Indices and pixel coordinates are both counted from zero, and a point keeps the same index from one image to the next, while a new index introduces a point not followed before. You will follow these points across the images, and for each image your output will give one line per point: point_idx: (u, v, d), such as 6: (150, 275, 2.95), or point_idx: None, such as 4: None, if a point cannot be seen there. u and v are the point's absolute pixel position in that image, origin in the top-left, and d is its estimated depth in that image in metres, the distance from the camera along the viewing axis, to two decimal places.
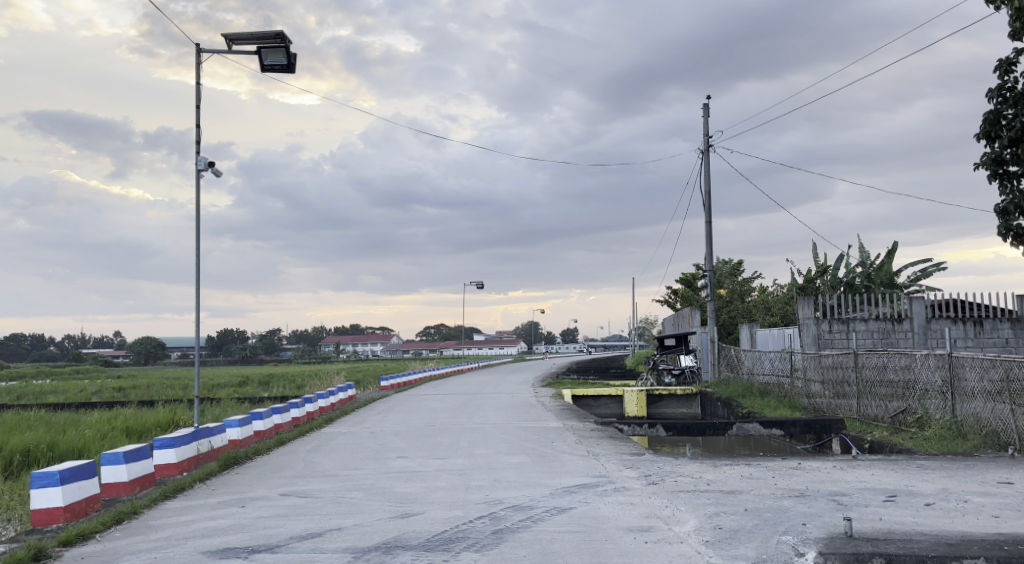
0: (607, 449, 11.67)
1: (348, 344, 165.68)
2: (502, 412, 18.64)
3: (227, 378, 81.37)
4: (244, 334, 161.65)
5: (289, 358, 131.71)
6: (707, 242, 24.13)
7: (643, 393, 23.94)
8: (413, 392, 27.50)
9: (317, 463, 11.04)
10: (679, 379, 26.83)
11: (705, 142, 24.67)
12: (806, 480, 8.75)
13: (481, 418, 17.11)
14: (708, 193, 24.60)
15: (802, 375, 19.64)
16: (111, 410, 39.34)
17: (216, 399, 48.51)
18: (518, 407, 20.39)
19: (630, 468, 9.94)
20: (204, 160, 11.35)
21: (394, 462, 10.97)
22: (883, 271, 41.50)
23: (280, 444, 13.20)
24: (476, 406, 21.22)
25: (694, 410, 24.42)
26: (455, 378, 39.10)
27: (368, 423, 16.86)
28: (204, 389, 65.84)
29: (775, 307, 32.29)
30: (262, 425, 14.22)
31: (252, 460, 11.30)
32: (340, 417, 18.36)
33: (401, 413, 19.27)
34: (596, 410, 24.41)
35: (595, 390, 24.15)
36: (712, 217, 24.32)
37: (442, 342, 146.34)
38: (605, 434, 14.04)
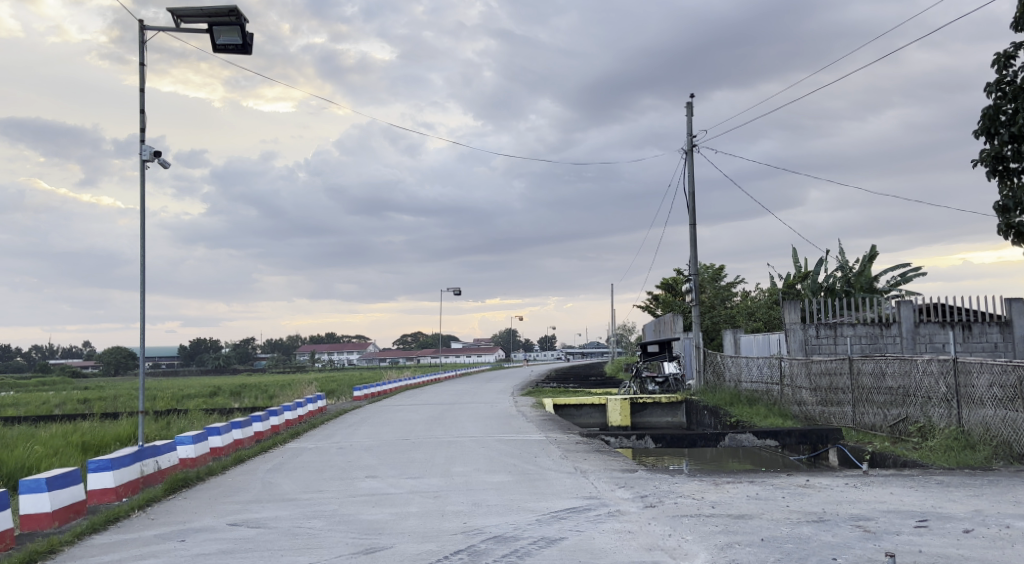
0: (596, 466, 10.70)
1: (323, 352, 163.71)
2: (480, 424, 17.67)
3: (198, 387, 79.62)
4: (217, 343, 159.11)
5: (263, 367, 129.85)
6: (691, 245, 23.30)
7: (627, 401, 23.17)
8: (388, 403, 26.42)
9: (276, 486, 9.99)
10: (663, 386, 25.96)
11: (689, 142, 23.90)
12: (821, 501, 7.85)
13: (459, 431, 16.11)
14: (692, 194, 23.80)
15: (792, 382, 18.84)
16: (73, 424, 37.83)
17: (185, 411, 46.99)
18: (497, 418, 19.43)
19: (624, 488, 8.99)
20: (151, 149, 10.34)
21: (362, 483, 9.94)
22: (864, 276, 41.10)
23: (238, 463, 12.14)
24: (453, 417, 20.23)
25: (679, 419, 23.58)
26: (432, 387, 38.05)
27: (337, 437, 15.82)
28: (175, 399, 64.22)
29: (759, 312, 31.62)
30: (220, 442, 13.16)
31: (204, 482, 10.27)
32: (308, 430, 17.28)
33: (373, 426, 18.22)
34: (578, 420, 23.50)
35: (578, 399, 23.23)
36: (696, 219, 23.52)
37: (419, 350, 144.98)
38: (592, 448, 13.09)
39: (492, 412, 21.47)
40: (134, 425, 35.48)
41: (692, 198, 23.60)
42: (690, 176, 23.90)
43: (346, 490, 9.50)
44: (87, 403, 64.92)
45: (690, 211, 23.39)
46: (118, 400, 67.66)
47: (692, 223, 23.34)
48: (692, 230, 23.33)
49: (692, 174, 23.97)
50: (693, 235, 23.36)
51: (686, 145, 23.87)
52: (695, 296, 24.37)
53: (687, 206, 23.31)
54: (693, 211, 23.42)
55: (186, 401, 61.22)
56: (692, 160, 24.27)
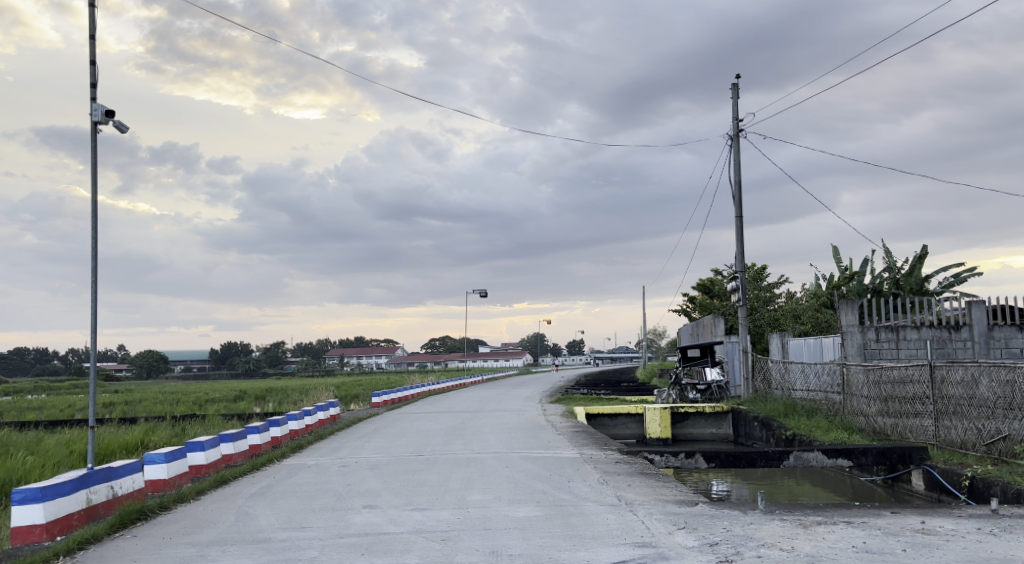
0: (645, 496, 8.72)
1: (351, 356, 162.84)
2: (505, 436, 15.76)
3: (224, 391, 78.61)
4: (246, 346, 158.81)
5: (291, 371, 129.06)
6: (738, 239, 21.28)
7: (667, 411, 21.04)
8: (407, 410, 24.58)
9: (251, 520, 8.12)
10: (705, 395, 23.96)
11: (735, 127, 21.79)
12: (960, 557, 5.83)
13: (482, 445, 14.20)
14: (739, 183, 21.65)
15: (858, 391, 16.64)
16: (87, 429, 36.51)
17: (203, 416, 45.62)
18: (525, 429, 17.49)
19: (684, 531, 7.03)
20: (103, 109, 8.42)
21: (356, 517, 8.07)
22: (914, 278, 38.53)
23: (220, 486, 10.34)
24: (475, 428, 18.32)
25: (725, 430, 21.50)
26: (457, 393, 36.19)
27: (343, 452, 13.99)
28: (199, 403, 63.07)
29: (806, 315, 29.49)
30: (205, 458, 11.40)
31: (167, 512, 8.50)
32: (312, 443, 15.47)
33: (386, 437, 16.41)
34: (613, 431, 21.55)
35: (613, 408, 21.26)
36: (742, 211, 21.52)
37: (447, 355, 143.39)
38: (635, 470, 11.11)
39: (517, 422, 19.53)
40: (147, 432, 34.01)
41: (739, 189, 21.57)
42: (736, 165, 21.85)
43: (334, 528, 7.59)
44: (110, 406, 64.08)
45: (737, 202, 21.38)
46: (142, 403, 66.80)
47: (738, 215, 21.30)
48: (738, 222, 21.34)
49: (738, 162, 21.92)
50: (739, 228, 21.36)
51: (732, 130, 21.77)
52: (742, 295, 22.16)
53: (733, 196, 21.29)
54: (738, 203, 21.38)
55: (208, 405, 60.05)
56: (739, 147, 22.18)
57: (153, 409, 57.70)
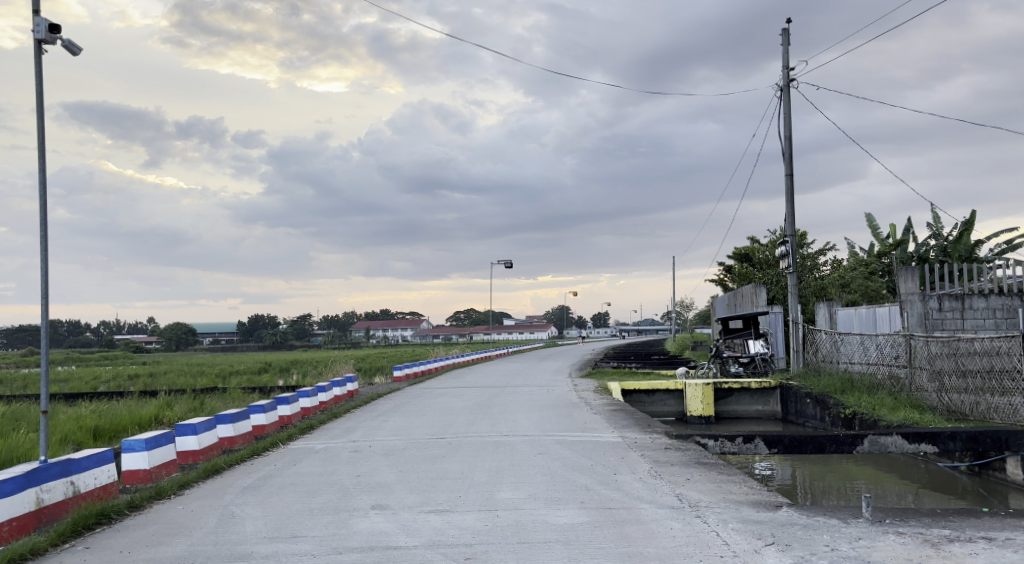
0: (713, 497, 7.19)
1: (376, 329, 162.40)
2: (536, 416, 14.27)
3: (248, 363, 77.93)
4: (272, 318, 158.94)
5: (317, 344, 128.88)
6: (788, 199, 19.80)
7: (711, 387, 19.34)
8: (431, 385, 23.26)
9: (234, 526, 6.66)
10: (749, 368, 22.32)
11: (786, 77, 19.97)
12: None
13: (511, 427, 12.70)
14: (790, 139, 19.89)
15: (928, 364, 14.89)
16: (105, 402, 35.66)
17: (225, 389, 44.83)
18: (558, 408, 16.01)
19: (778, 550, 5.50)
20: (48, 28, 7.16)
21: (362, 524, 6.60)
22: (963, 244, 36.15)
23: (209, 477, 8.94)
24: (503, 405, 16.89)
25: (771, 407, 19.87)
26: (482, 366, 34.85)
27: (355, 434, 12.56)
28: (224, 376, 62.50)
29: (854, 284, 28.01)
30: (197, 443, 10.02)
31: (138, 514, 7.07)
32: (323, 423, 14.06)
33: (406, 417, 15.00)
34: (650, 408, 20.00)
35: (650, 384, 19.77)
36: (793, 169, 20.11)
37: (472, 327, 142.25)
38: (692, 459, 9.56)
39: (547, 399, 18.08)
40: (164, 406, 33.13)
41: (789, 145, 19.99)
42: (785, 119, 20.11)
43: (331, 540, 6.10)
44: (137, 379, 63.76)
45: (788, 158, 19.92)
46: (167, 375, 66.50)
47: (788, 173, 19.89)
48: (788, 181, 19.89)
49: (788, 116, 20.18)
50: (789, 186, 19.87)
51: (782, 80, 19.96)
52: (791, 261, 20.24)
53: (783, 153, 19.77)
54: (789, 159, 19.93)
55: (231, 378, 59.48)
56: (789, 99, 20.32)
57: (177, 381, 57.28)
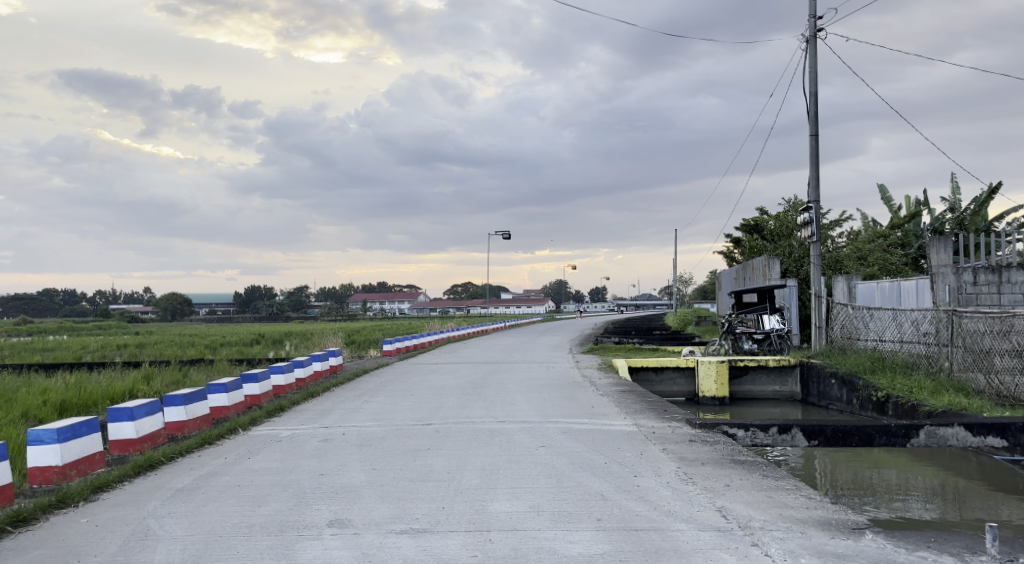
0: (771, 516, 5.62)
1: (374, 301, 160.85)
2: (536, 398, 12.70)
3: (241, 334, 76.31)
4: (268, 290, 157.45)
5: (313, 316, 127.61)
6: (813, 161, 18.18)
7: (726, 365, 17.79)
8: (422, 360, 21.73)
9: (141, 553, 5.06)
10: (764, 345, 20.84)
11: (813, 27, 18.25)
12: None
13: (508, 412, 11.12)
14: (815, 96, 18.17)
15: (972, 343, 13.26)
16: (86, 375, 34.11)
17: (212, 360, 43.35)
18: (559, 387, 14.47)
19: None
20: None
21: (307, 553, 5.00)
22: (981, 217, 34.43)
23: (140, 475, 7.33)
24: (499, 385, 15.30)
25: (790, 388, 18.31)
26: (478, 340, 33.33)
27: (328, 418, 10.95)
28: (216, 347, 61.05)
29: (873, 257, 26.72)
30: (134, 432, 8.41)
31: (15, 537, 5.43)
32: (297, 405, 12.45)
33: (391, 397, 13.43)
34: (658, 387, 18.48)
35: (658, 361, 18.26)
36: (818, 129, 18.48)
37: (470, 300, 140.69)
38: (725, 455, 7.96)
39: (547, 377, 16.52)
40: (144, 378, 31.63)
41: (815, 103, 18.35)
42: (811, 74, 18.42)
43: None
44: (127, 349, 62.34)
45: (813, 117, 18.29)
46: (158, 346, 65.12)
47: (813, 133, 18.27)
48: (813, 141, 18.26)
49: (814, 71, 18.48)
50: (814, 147, 18.25)
51: (809, 31, 18.25)
52: (815, 230, 18.50)
53: (809, 111, 18.16)
54: (815, 119, 18.33)
55: (222, 348, 58.08)
56: (814, 52, 18.55)
57: (166, 352, 55.90)
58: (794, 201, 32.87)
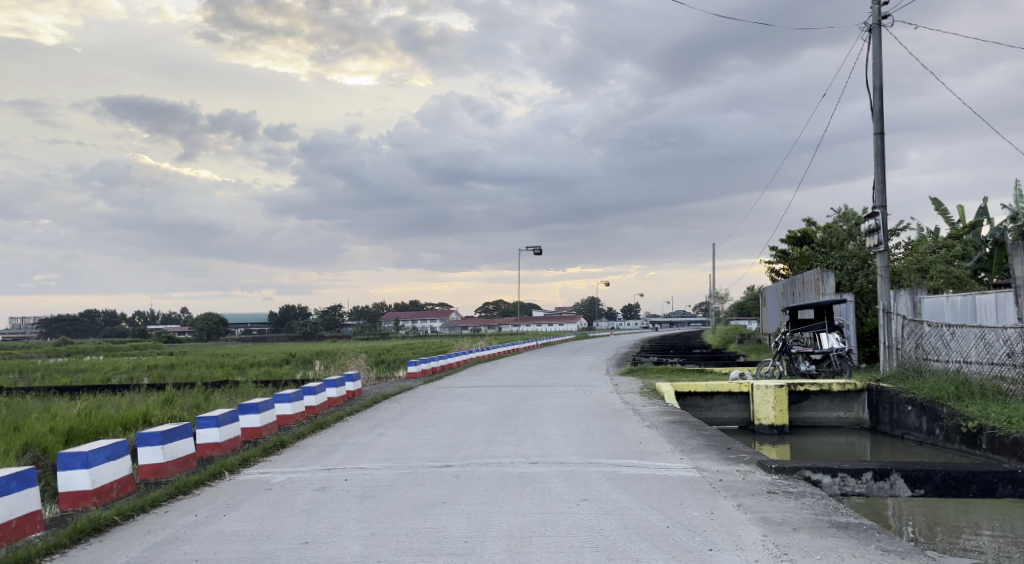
0: None
1: (406, 320, 159.89)
2: (575, 431, 11.07)
3: (270, 354, 75.23)
4: (302, 309, 157.42)
5: (345, 335, 126.91)
6: (878, 163, 16.42)
7: (785, 390, 16.00)
8: (449, 383, 20.12)
9: None
10: (821, 366, 19.12)
11: (877, 15, 16.56)
12: None
13: (542, 450, 9.52)
14: (879, 89, 16.45)
15: None
16: (107, 397, 32.92)
17: (238, 382, 42.29)
18: (600, 416, 12.84)
19: None
20: None
21: None
22: None
23: (79, 543, 5.86)
24: (531, 413, 13.71)
25: (858, 414, 16.43)
26: (510, 360, 31.76)
27: (332, 458, 9.42)
28: (245, 367, 59.93)
29: (935, 270, 24.58)
30: (89, 482, 6.94)
31: None
32: (301, 440, 10.91)
33: (409, 429, 11.89)
34: (708, 414, 16.75)
35: (708, 386, 16.55)
36: (883, 127, 16.76)
37: (503, 318, 139.20)
38: (818, 515, 6.30)
39: (585, 403, 14.91)
40: (165, 401, 30.50)
41: (880, 98, 16.62)
42: (875, 66, 16.71)
43: None
44: (157, 370, 61.51)
45: (877, 114, 16.58)
46: (188, 366, 64.25)
47: (878, 131, 16.54)
48: (878, 140, 16.51)
49: (878, 63, 16.77)
50: (879, 147, 16.50)
51: (872, 19, 16.56)
52: (882, 238, 16.43)
53: (872, 108, 16.45)
54: (880, 116, 16.61)
55: (249, 369, 57.24)
56: (878, 42, 16.87)
57: (194, 373, 54.64)
58: (844, 211, 30.90)
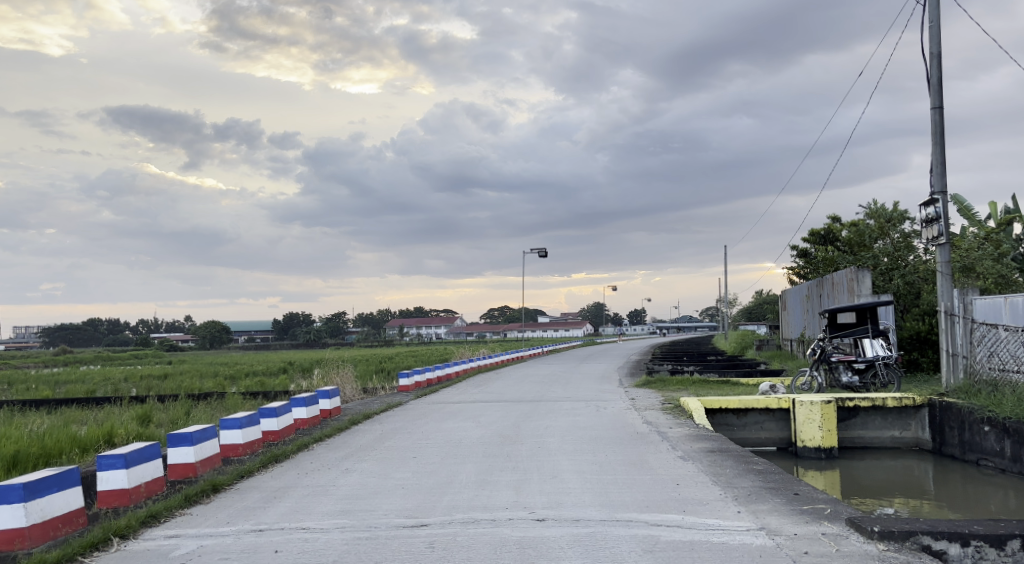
0: None
1: (411, 327, 157.42)
2: (591, 466, 8.79)
3: (270, 363, 72.83)
4: (306, 316, 155.44)
5: (348, 342, 124.77)
6: (938, 142, 14.12)
7: (833, 406, 13.63)
8: (443, 399, 17.80)
9: None
10: (866, 378, 16.78)
11: None
12: None
13: (550, 498, 7.22)
14: (938, 57, 14.17)
15: None
16: (83, 412, 30.62)
17: (229, 394, 40.00)
18: (618, 442, 10.58)
19: None
20: None
21: None
22: None
23: None
24: (534, 438, 11.41)
25: (917, 434, 14.06)
26: (513, 371, 29.41)
27: (275, 510, 7.16)
28: (243, 377, 57.65)
29: (981, 266, 22.24)
30: None
31: None
32: (243, 480, 8.62)
33: (383, 463, 9.61)
34: (740, 434, 14.39)
35: (741, 402, 14.21)
36: (942, 100, 14.44)
37: (508, 324, 136.77)
38: None
39: (601, 424, 12.59)
40: (143, 416, 28.25)
41: (939, 67, 14.34)
42: (932, 31, 14.42)
43: None
44: (152, 379, 59.24)
45: (936, 86, 14.28)
46: (185, 376, 62.04)
47: (937, 105, 14.23)
48: (936, 115, 14.18)
49: (935, 26, 14.48)
50: (939, 123, 14.18)
51: None
52: (943, 228, 14.04)
53: (930, 78, 14.18)
54: (939, 88, 14.31)
55: (244, 379, 54.97)
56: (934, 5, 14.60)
57: (187, 383, 52.37)
58: (873, 208, 28.58)
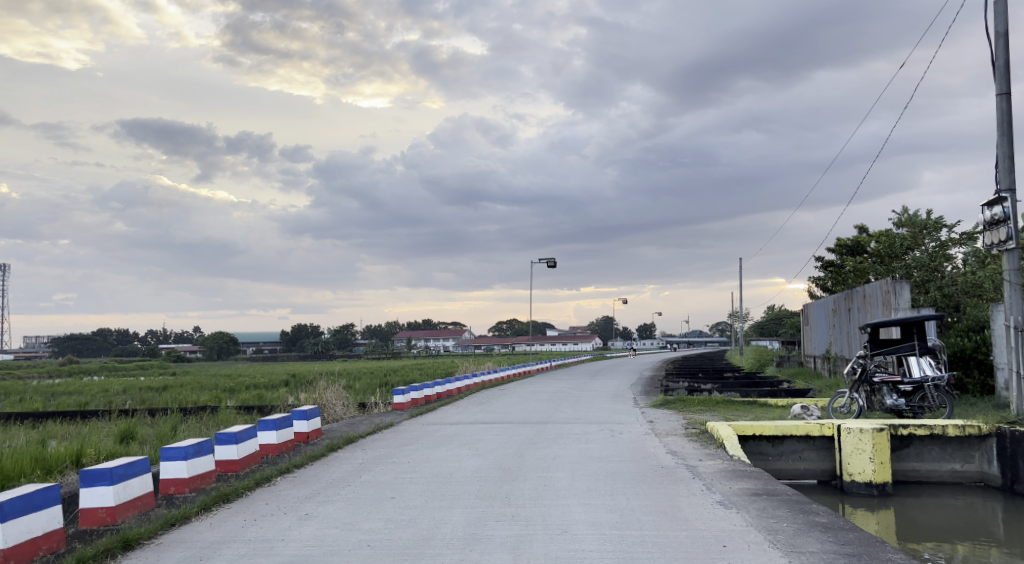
0: None
1: (418, 339, 155.68)
2: (611, 515, 6.97)
3: (272, 375, 71.04)
4: (312, 328, 153.90)
5: (355, 354, 122.98)
6: (1005, 133, 12.34)
7: (887, 435, 11.71)
8: (438, 420, 15.97)
9: None
10: (913, 400, 14.87)
11: None
12: None
13: None
14: (1004, 37, 12.41)
15: None
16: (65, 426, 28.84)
17: (220, 408, 38.08)
18: (639, 480, 8.78)
19: None
20: None
21: None
22: None
23: None
24: (539, 471, 9.60)
25: (983, 468, 12.16)
26: (520, 387, 27.52)
27: None
28: (242, 391, 55.74)
29: None
30: None
31: None
32: (170, 529, 6.84)
33: (353, 505, 7.84)
34: (775, 464, 12.55)
35: (777, 428, 12.36)
36: (1009, 86, 12.66)
37: (515, 338, 134.78)
38: None
39: (616, 454, 10.81)
40: (126, 432, 26.45)
41: (1005, 49, 12.58)
42: (997, 7, 12.67)
43: None
44: (150, 391, 57.47)
45: (1002, 69, 12.52)
46: (183, 387, 60.27)
47: (1003, 91, 12.46)
48: (1003, 103, 12.41)
49: (1000, 2, 12.72)
50: (1006, 111, 12.40)
51: None
52: (1012, 231, 12.22)
53: (996, 60, 12.43)
54: (1006, 72, 12.54)
55: (244, 392, 53.15)
56: None
57: (184, 396, 50.59)
58: (904, 216, 26.72)
